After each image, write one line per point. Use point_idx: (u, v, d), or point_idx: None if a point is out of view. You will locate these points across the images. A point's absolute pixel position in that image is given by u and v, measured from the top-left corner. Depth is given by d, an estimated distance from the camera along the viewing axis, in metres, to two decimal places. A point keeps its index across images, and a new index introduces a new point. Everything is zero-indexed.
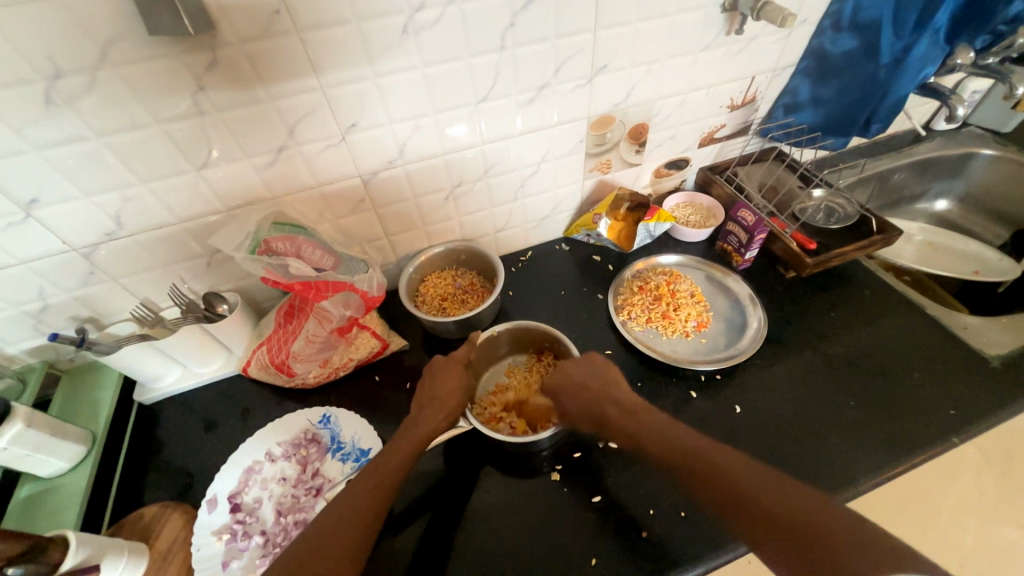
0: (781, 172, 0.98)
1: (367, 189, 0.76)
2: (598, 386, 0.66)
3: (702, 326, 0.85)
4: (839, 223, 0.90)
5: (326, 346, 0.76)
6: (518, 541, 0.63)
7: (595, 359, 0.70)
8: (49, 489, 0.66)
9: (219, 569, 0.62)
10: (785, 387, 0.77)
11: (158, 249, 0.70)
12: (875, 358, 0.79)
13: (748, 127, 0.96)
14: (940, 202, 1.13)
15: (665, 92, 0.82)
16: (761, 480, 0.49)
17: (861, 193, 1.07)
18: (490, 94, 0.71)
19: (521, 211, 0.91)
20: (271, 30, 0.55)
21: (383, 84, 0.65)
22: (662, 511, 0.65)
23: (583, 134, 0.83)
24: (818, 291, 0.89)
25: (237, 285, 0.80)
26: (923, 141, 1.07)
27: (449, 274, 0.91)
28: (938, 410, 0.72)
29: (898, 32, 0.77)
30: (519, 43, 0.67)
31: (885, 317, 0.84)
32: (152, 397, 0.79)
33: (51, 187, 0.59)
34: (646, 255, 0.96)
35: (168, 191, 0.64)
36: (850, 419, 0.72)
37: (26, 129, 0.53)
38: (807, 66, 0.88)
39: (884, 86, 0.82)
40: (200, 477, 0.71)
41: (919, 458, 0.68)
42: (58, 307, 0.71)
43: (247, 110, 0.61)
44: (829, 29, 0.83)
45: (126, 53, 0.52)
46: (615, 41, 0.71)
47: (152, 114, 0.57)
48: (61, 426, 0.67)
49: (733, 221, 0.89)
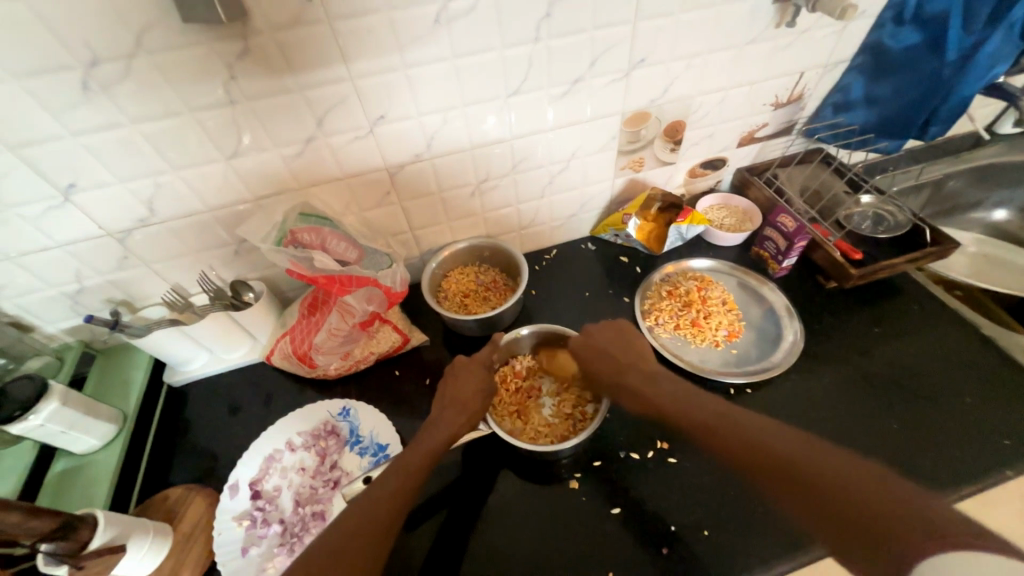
0: (827, 176, 0.92)
1: (393, 181, 0.75)
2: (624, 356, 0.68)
3: (733, 336, 0.82)
4: (889, 232, 0.83)
5: (349, 339, 0.75)
6: (534, 549, 0.62)
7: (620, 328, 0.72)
8: (81, 465, 0.69)
9: (239, 555, 0.63)
10: (819, 404, 0.73)
11: (187, 236, 0.71)
12: (922, 378, 0.74)
13: (792, 127, 0.91)
14: (999, 212, 1.05)
15: (706, 87, 0.77)
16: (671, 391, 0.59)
17: (913, 201, 1.01)
18: (522, 87, 0.69)
19: (548, 207, 0.89)
20: (302, 18, 0.54)
21: (414, 74, 0.63)
22: (684, 527, 0.62)
23: (616, 131, 0.80)
24: (861, 304, 0.84)
25: (262, 274, 0.81)
26: (984, 146, 0.99)
27: (473, 269, 0.89)
28: (990, 440, 0.67)
29: (968, 26, 0.71)
30: (554, 35, 0.64)
31: (933, 334, 0.79)
32: (180, 379, 0.81)
33: (89, 173, 0.60)
34: (676, 259, 0.93)
35: (199, 179, 0.65)
36: (890, 443, 0.68)
37: (65, 115, 0.54)
38: (861, 62, 0.81)
39: (948, 84, 0.78)
40: (224, 462, 0.73)
41: (966, 490, 0.63)
42: (93, 289, 0.73)
43: (278, 99, 0.60)
44: (890, 22, 0.76)
45: (160, 40, 0.52)
46: (656, 33, 0.68)
47: (185, 102, 0.57)
48: (94, 406, 0.69)
49: (771, 227, 0.84)
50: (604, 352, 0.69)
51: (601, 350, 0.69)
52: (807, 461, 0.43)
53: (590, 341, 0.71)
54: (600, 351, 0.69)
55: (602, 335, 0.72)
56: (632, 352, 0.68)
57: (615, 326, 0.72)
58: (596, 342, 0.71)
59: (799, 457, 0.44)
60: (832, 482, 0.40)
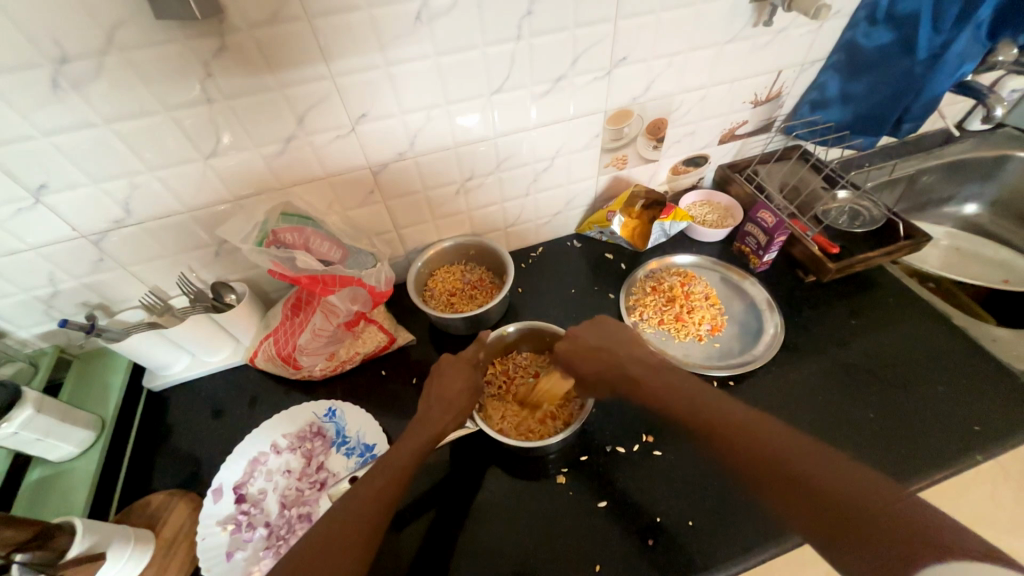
0: (804, 173, 0.94)
1: (376, 180, 0.74)
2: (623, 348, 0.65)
3: (716, 330, 0.83)
4: (864, 227, 0.86)
5: (332, 339, 0.75)
6: (522, 544, 0.62)
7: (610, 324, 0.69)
8: (57, 473, 0.67)
9: (224, 560, 0.62)
10: (799, 395, 0.74)
11: (166, 237, 0.70)
12: (897, 368, 0.76)
13: (771, 124, 0.92)
14: (969, 206, 1.08)
15: (687, 85, 0.78)
16: (667, 382, 0.59)
17: (888, 196, 1.03)
18: (505, 85, 0.69)
19: (533, 205, 0.89)
20: (279, 15, 0.54)
21: (396, 72, 0.63)
22: (669, 518, 0.63)
23: (599, 129, 0.80)
24: (839, 297, 0.86)
25: (244, 275, 0.80)
26: (954, 142, 1.02)
27: (459, 268, 0.89)
28: (961, 426, 0.69)
29: (937, 27, 0.73)
30: (535, 33, 0.64)
31: (908, 325, 0.81)
32: (160, 384, 0.79)
33: (61, 174, 0.58)
34: (660, 255, 0.94)
35: (177, 179, 0.64)
36: (867, 431, 0.70)
37: (34, 114, 0.53)
38: (837, 61, 0.84)
39: (919, 83, 0.79)
40: (207, 466, 0.72)
41: (939, 474, 0.66)
42: (68, 293, 0.71)
43: (256, 98, 0.59)
44: (863, 21, 0.78)
45: (132, 37, 0.51)
46: (637, 31, 0.68)
47: (160, 101, 0.56)
48: (70, 412, 0.67)
49: (752, 223, 0.86)
50: (602, 352, 0.66)
51: (595, 350, 0.66)
52: (804, 464, 0.46)
53: (580, 343, 0.67)
54: (598, 350, 0.66)
55: (591, 329, 0.68)
56: (626, 339, 0.66)
57: (597, 322, 0.69)
58: (586, 342, 0.67)
59: (801, 462, 0.46)
60: (837, 491, 0.43)
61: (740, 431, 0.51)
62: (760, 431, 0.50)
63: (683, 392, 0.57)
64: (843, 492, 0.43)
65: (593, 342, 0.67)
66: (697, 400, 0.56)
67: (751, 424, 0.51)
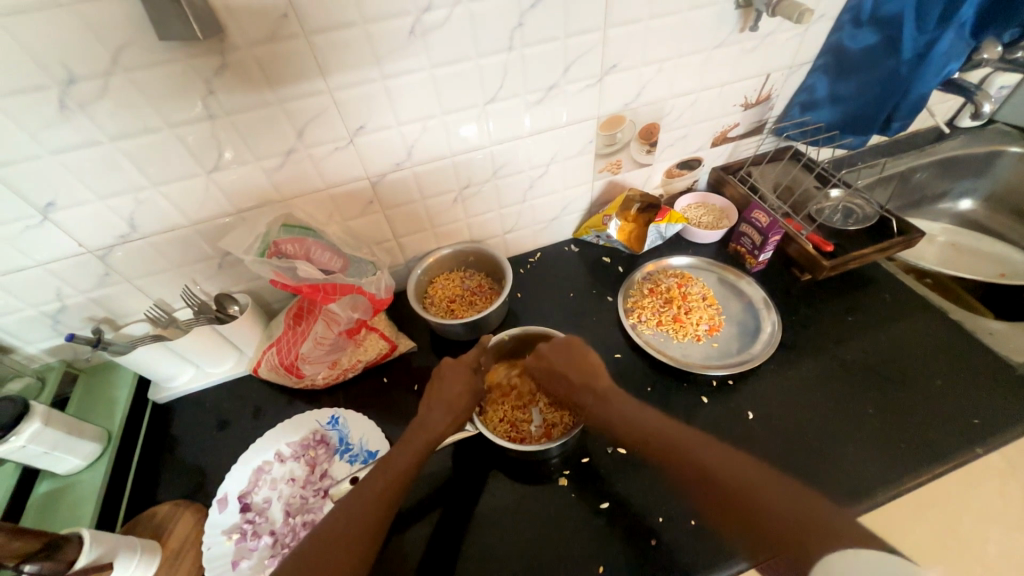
0: (797, 172, 0.96)
1: (375, 190, 0.76)
2: (576, 373, 0.66)
3: (714, 330, 0.83)
4: (858, 223, 0.87)
5: (336, 347, 0.76)
6: (525, 547, 0.63)
7: (573, 344, 0.68)
8: (64, 486, 0.68)
9: (230, 568, 0.63)
10: (798, 393, 0.75)
11: (170, 250, 0.71)
12: (895, 363, 0.77)
13: (762, 126, 0.94)
14: (964, 202, 1.09)
15: (677, 90, 0.80)
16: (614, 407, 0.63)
17: (881, 194, 1.05)
18: (498, 95, 0.71)
19: (530, 211, 0.90)
20: (279, 33, 0.55)
21: (392, 85, 0.64)
22: (671, 518, 0.64)
23: (593, 135, 0.82)
24: (835, 294, 0.86)
25: (247, 286, 0.81)
26: (946, 139, 1.03)
27: (457, 275, 0.91)
28: (961, 419, 0.69)
29: (921, 26, 0.74)
30: (527, 44, 0.66)
31: (905, 320, 0.82)
32: (165, 396, 0.80)
33: (67, 191, 0.60)
34: (656, 257, 0.95)
35: (180, 193, 0.65)
36: (867, 428, 0.70)
37: (43, 134, 0.54)
38: (825, 63, 0.85)
39: (906, 82, 0.80)
40: (213, 476, 0.72)
41: (940, 467, 0.66)
42: (74, 308, 0.72)
43: (257, 113, 0.61)
44: (848, 24, 0.80)
45: (136, 58, 0.52)
46: (626, 40, 0.70)
47: (163, 118, 0.58)
48: (76, 425, 0.68)
49: (746, 223, 0.87)
50: (560, 374, 0.67)
51: (555, 373, 0.67)
52: (739, 474, 0.52)
53: (543, 364, 0.68)
54: (557, 374, 0.67)
55: (550, 350, 0.68)
56: (577, 360, 0.67)
57: (561, 342, 0.68)
58: (549, 363, 0.68)
59: (731, 471, 0.52)
60: (763, 497, 0.50)
61: (677, 446, 0.56)
62: (692, 446, 0.56)
63: (624, 414, 0.61)
64: (767, 500, 0.49)
65: (553, 364, 0.68)
66: (641, 423, 0.60)
67: (687, 440, 0.57)
